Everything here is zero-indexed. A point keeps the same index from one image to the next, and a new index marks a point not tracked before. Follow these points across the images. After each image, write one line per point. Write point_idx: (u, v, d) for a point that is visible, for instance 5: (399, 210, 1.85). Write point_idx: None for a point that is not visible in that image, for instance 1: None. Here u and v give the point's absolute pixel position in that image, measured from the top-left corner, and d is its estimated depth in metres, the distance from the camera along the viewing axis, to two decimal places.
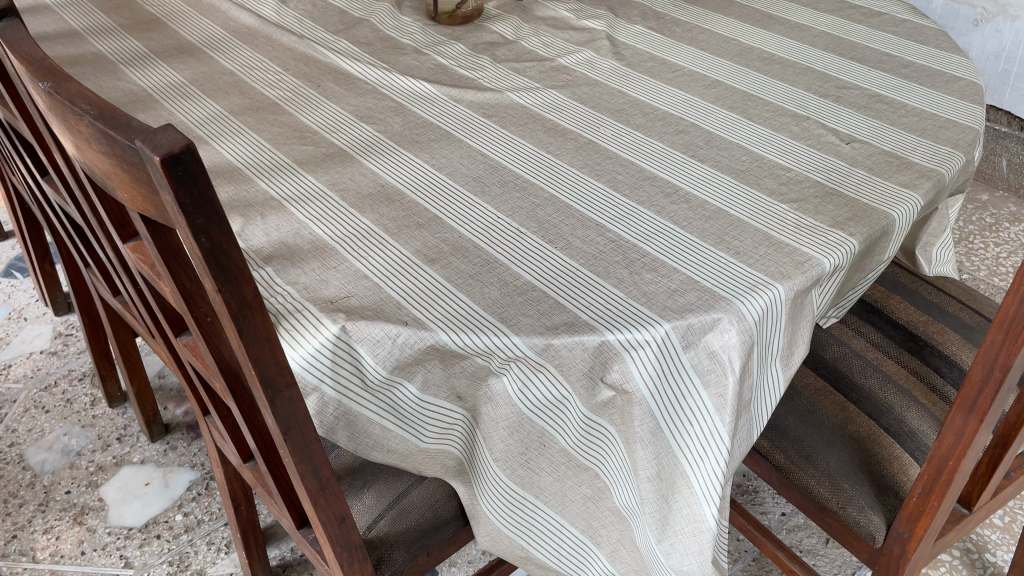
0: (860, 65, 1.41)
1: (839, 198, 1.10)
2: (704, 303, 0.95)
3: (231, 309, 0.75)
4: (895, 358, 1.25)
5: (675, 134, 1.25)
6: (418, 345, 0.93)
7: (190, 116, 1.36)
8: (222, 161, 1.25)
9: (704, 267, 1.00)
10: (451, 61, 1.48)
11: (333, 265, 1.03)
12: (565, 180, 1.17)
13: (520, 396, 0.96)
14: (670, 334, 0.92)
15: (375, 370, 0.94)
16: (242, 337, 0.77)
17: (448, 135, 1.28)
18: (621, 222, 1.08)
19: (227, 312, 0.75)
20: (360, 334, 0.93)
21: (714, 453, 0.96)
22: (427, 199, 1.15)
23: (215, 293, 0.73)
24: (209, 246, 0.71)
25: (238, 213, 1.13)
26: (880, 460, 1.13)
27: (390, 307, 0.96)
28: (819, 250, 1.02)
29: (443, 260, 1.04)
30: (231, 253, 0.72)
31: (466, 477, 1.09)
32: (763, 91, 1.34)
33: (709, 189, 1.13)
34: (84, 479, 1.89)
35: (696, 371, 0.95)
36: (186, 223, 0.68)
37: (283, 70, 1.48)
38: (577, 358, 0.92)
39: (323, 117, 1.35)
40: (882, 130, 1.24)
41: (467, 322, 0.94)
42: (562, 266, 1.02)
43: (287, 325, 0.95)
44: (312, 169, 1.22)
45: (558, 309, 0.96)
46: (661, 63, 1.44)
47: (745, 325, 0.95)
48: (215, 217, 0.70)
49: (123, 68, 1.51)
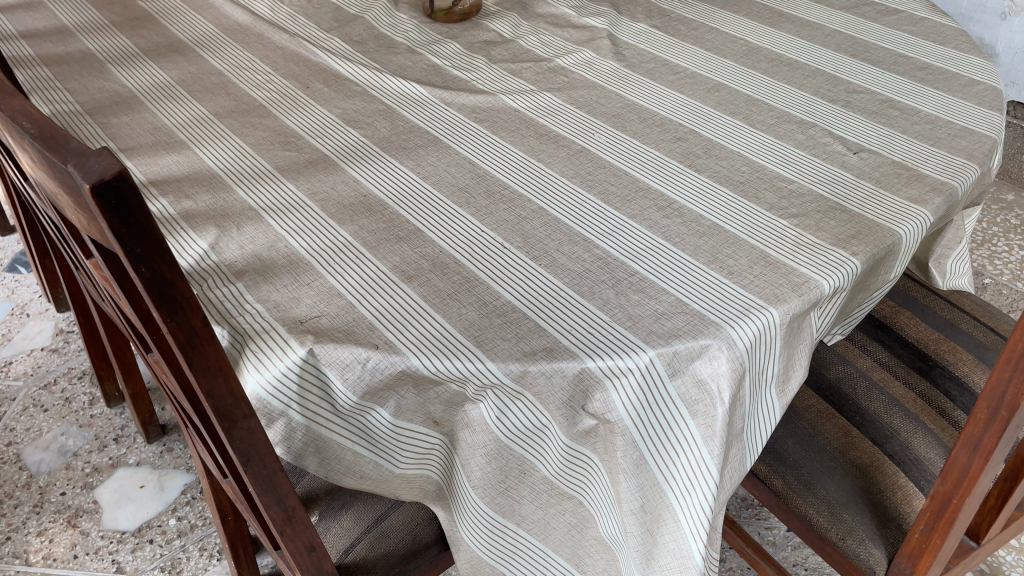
0: (873, 67, 1.34)
1: (843, 213, 1.04)
2: (692, 328, 0.90)
3: (179, 340, 0.71)
4: (903, 379, 1.19)
5: (674, 141, 1.19)
6: (389, 370, 0.89)
7: (174, 118, 1.32)
8: (202, 167, 1.21)
9: (695, 288, 0.95)
10: (445, 61, 1.43)
11: (307, 281, 0.99)
12: (555, 190, 1.11)
13: (498, 423, 0.92)
14: (655, 361, 0.87)
15: (345, 395, 0.90)
16: (192, 368, 0.73)
17: (436, 141, 1.23)
18: (611, 237, 1.03)
19: (174, 342, 0.71)
20: (328, 358, 0.88)
21: (702, 487, 0.90)
22: (409, 210, 1.10)
23: (161, 323, 0.70)
24: (151, 276, 0.66)
25: (213, 224, 1.09)
26: (883, 490, 1.07)
27: (362, 328, 0.92)
28: (818, 271, 0.96)
29: (421, 276, 0.99)
30: (176, 283, 0.68)
31: (446, 502, 1.05)
32: (769, 95, 1.28)
33: (706, 202, 1.07)
34: (80, 480, 1.87)
35: (683, 400, 0.89)
36: (124, 253, 0.64)
37: (273, 70, 1.44)
38: (556, 386, 0.87)
39: (309, 120, 1.30)
40: (893, 139, 1.17)
41: (441, 346, 0.89)
42: (545, 286, 0.97)
43: (254, 346, 0.91)
44: (293, 177, 1.17)
45: (537, 332, 0.91)
46: (663, 65, 1.37)
47: (736, 353, 0.89)
48: (157, 246, 0.65)
49: (110, 67, 1.48)
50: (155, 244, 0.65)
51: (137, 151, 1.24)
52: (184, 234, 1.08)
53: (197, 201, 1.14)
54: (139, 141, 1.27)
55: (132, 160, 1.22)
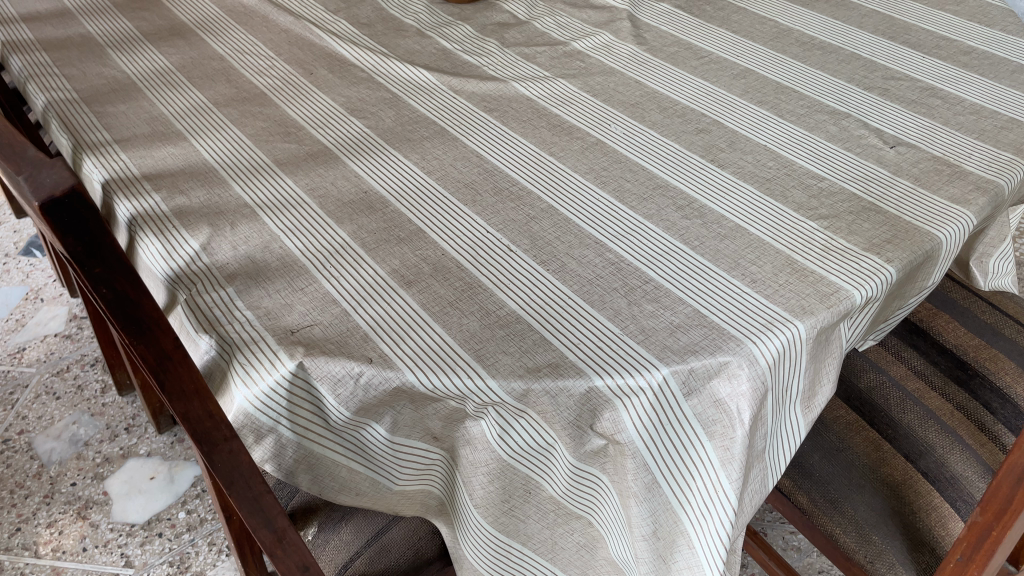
0: (913, 51, 1.24)
1: (877, 214, 0.96)
2: (709, 343, 0.83)
3: (149, 361, 0.77)
4: (939, 390, 1.11)
5: (695, 133, 1.12)
6: (383, 386, 0.83)
7: (172, 107, 1.27)
8: (198, 160, 1.15)
9: (713, 297, 0.88)
10: (455, 45, 1.36)
11: (301, 287, 0.94)
12: (566, 187, 1.04)
13: (500, 443, 0.86)
14: (668, 380, 0.81)
15: (337, 411, 0.84)
16: (168, 389, 0.80)
17: (443, 132, 1.16)
18: (625, 239, 0.96)
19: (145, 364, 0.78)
20: (318, 372, 0.83)
21: (719, 513, 0.84)
22: (411, 209, 1.04)
23: (130, 345, 0.76)
24: (113, 295, 0.72)
25: (206, 222, 1.04)
26: (915, 511, 1.00)
27: (356, 340, 0.86)
28: (848, 281, 0.89)
29: (421, 282, 0.93)
30: (139, 301, 0.74)
31: (449, 518, 1.00)
32: (800, 83, 1.19)
33: (728, 201, 1.00)
34: (90, 471, 1.85)
35: (699, 421, 0.83)
36: (84, 274, 0.70)
37: (276, 55, 1.38)
38: (562, 405, 0.81)
39: (311, 109, 1.24)
40: (934, 131, 1.08)
41: (439, 361, 0.83)
42: (552, 294, 0.90)
43: (242, 358, 0.85)
44: (292, 171, 1.12)
45: (543, 346, 0.84)
46: (687, 49, 1.29)
47: (758, 370, 0.82)
48: (115, 265, 0.71)
49: (109, 52, 1.42)
50: (112, 263, 0.71)
51: (133, 143, 1.19)
52: (176, 233, 1.02)
53: (192, 197, 1.08)
54: (135, 131, 1.22)
55: (126, 152, 1.17)
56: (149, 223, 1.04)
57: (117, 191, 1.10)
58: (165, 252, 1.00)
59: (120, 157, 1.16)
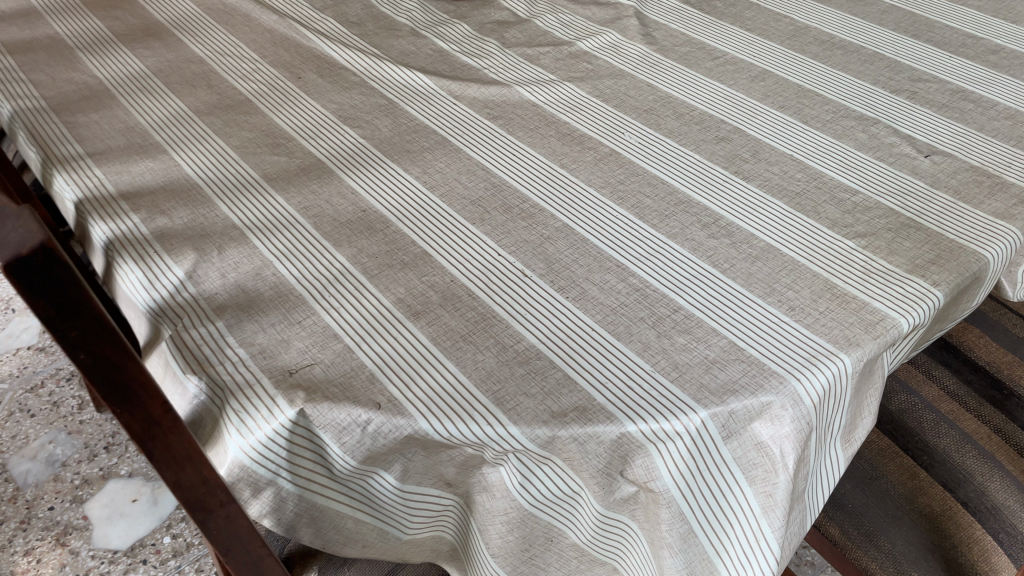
0: (938, 50, 1.18)
1: (918, 231, 0.90)
2: (749, 381, 0.76)
3: (135, 428, 0.68)
4: (974, 411, 1.05)
5: (716, 142, 1.04)
6: (393, 434, 0.75)
7: (149, 116, 1.18)
8: (180, 176, 1.07)
9: (749, 328, 0.81)
10: (452, 45, 1.28)
11: (298, 320, 0.86)
12: (581, 203, 0.97)
13: (521, 491, 0.79)
14: (708, 424, 0.74)
15: (342, 461, 0.77)
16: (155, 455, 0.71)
17: (444, 143, 1.09)
18: (648, 262, 0.89)
19: (129, 431, 0.68)
20: (322, 421, 0.75)
21: (760, 563, 0.77)
22: (414, 229, 0.96)
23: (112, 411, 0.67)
24: (92, 359, 0.62)
25: (191, 246, 0.95)
26: (957, 545, 0.94)
27: (362, 381, 0.79)
28: (893, 307, 0.82)
29: (429, 313, 0.85)
30: (124, 365, 0.64)
31: (462, 563, 0.93)
32: (822, 85, 1.12)
33: (756, 218, 0.93)
34: (69, 494, 1.76)
35: (739, 465, 0.76)
36: (57, 337, 0.59)
37: (260, 57, 1.29)
38: (591, 453, 0.74)
39: (301, 118, 1.15)
40: (969, 138, 1.02)
41: (454, 405, 0.76)
42: (573, 325, 0.83)
43: (235, 404, 0.77)
44: (282, 187, 1.03)
45: (567, 386, 0.77)
46: (699, 49, 1.22)
47: (802, 410, 0.76)
48: (95, 327, 0.60)
49: (80, 55, 1.32)
50: (91, 326, 0.60)
51: (107, 157, 1.10)
52: (159, 260, 0.94)
53: (174, 218, 1.00)
54: (110, 144, 1.13)
55: (101, 167, 1.08)
56: (128, 249, 0.96)
57: (92, 211, 1.01)
58: (146, 282, 0.92)
59: (94, 173, 1.07)
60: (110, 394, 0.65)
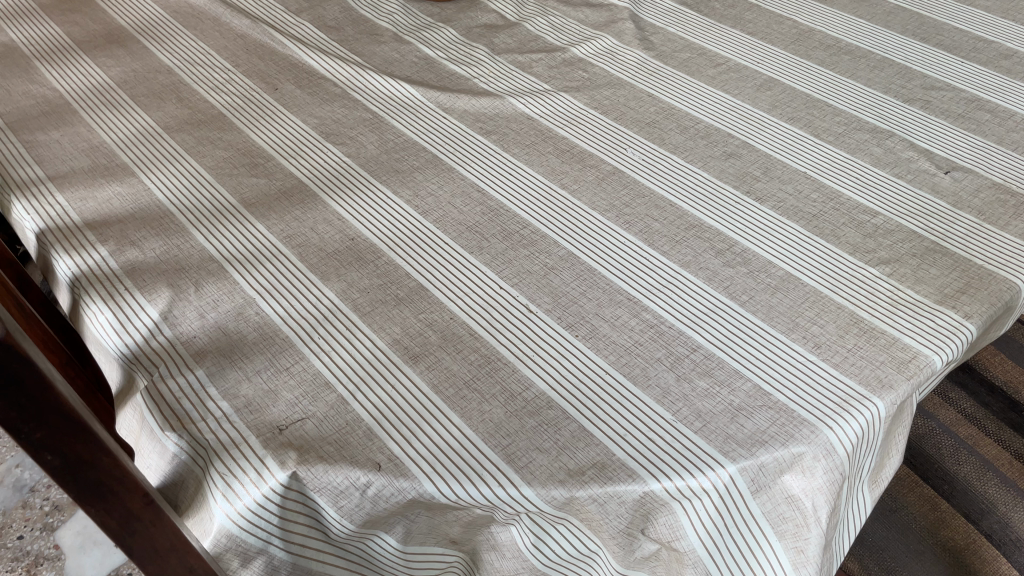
0: (948, 54, 1.13)
1: (943, 257, 0.85)
2: (778, 430, 0.71)
3: (110, 521, 0.67)
4: None
5: (724, 158, 0.99)
6: (395, 497, 0.69)
7: (115, 134, 1.10)
8: (150, 202, 0.99)
9: (774, 369, 0.75)
10: (439, 52, 1.20)
11: (285, 366, 0.79)
12: (586, 229, 0.91)
13: (533, 551, 0.74)
14: (736, 480, 0.68)
15: (339, 524, 0.71)
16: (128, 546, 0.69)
17: (436, 161, 1.02)
18: (661, 294, 0.83)
19: (104, 524, 0.67)
20: (316, 484, 0.69)
21: None
22: (407, 260, 0.89)
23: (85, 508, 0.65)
24: (64, 458, 0.59)
25: (166, 283, 0.88)
26: None
27: (359, 437, 0.72)
28: (925, 342, 0.77)
29: (428, 356, 0.79)
30: (98, 460, 0.62)
31: None
32: (832, 95, 1.07)
33: (772, 244, 0.88)
34: (39, 521, 1.68)
35: (769, 520, 0.71)
36: (23, 441, 0.56)
37: (233, 65, 1.21)
38: (612, 513, 0.69)
39: (280, 134, 1.08)
40: (989, 152, 0.97)
41: (461, 464, 0.70)
42: (586, 368, 0.77)
43: (220, 466, 0.71)
44: (263, 213, 0.96)
45: (583, 439, 0.71)
46: (700, 55, 1.16)
47: (835, 461, 0.70)
48: (67, 426, 0.58)
49: (37, 64, 1.23)
50: (60, 426, 0.57)
51: (71, 180, 1.02)
52: (130, 298, 0.87)
53: (146, 250, 0.92)
54: (72, 165, 1.04)
55: (63, 193, 1.00)
56: (96, 286, 0.88)
57: (55, 243, 0.94)
58: (117, 323, 0.84)
59: (57, 200, 0.99)
60: (83, 494, 0.63)
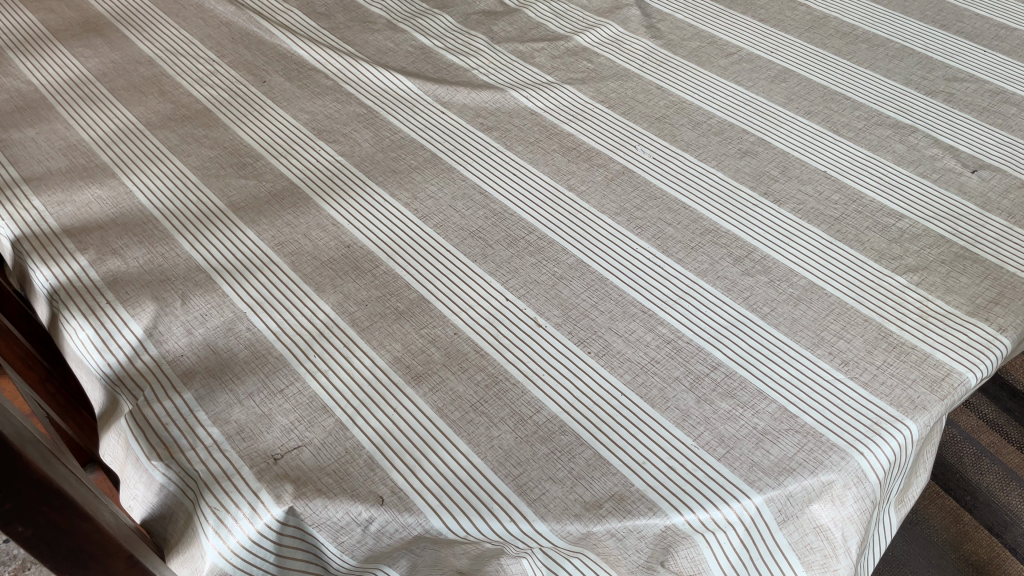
0: (970, 42, 1.08)
1: (974, 264, 0.80)
2: (806, 457, 0.66)
3: None
4: None
5: (739, 156, 0.94)
6: (400, 533, 0.65)
7: (94, 131, 1.04)
8: (133, 206, 0.93)
9: (800, 389, 0.71)
10: (435, 41, 1.15)
11: (280, 388, 0.74)
12: (595, 235, 0.86)
13: None
14: (763, 511, 0.64)
15: (340, 560, 0.66)
16: None
17: (434, 160, 0.97)
18: (678, 306, 0.79)
19: None
20: (315, 519, 0.64)
21: None
22: (407, 269, 0.84)
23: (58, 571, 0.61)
24: (35, 530, 0.56)
25: (150, 296, 0.83)
26: None
27: (359, 467, 0.68)
28: (957, 358, 0.73)
29: (432, 376, 0.74)
30: (74, 528, 0.59)
31: None
32: (850, 87, 1.02)
33: (793, 251, 0.83)
34: None
35: (796, 551, 0.67)
36: None
37: (218, 56, 1.15)
38: (630, 547, 0.65)
39: (269, 131, 1.02)
40: (1017, 149, 0.92)
41: (470, 497, 0.65)
42: (600, 389, 0.72)
43: (211, 500, 0.66)
44: (252, 219, 0.91)
45: (599, 467, 0.67)
46: (709, 44, 1.10)
47: (866, 488, 0.67)
48: (42, 498, 0.54)
49: (10, 55, 1.17)
50: (32, 499, 0.54)
51: (47, 182, 0.96)
52: (112, 313, 0.82)
53: (128, 259, 0.87)
54: (49, 166, 0.99)
55: (40, 196, 0.94)
56: (76, 299, 0.83)
57: (32, 251, 0.88)
58: (98, 340, 0.79)
59: (33, 204, 0.93)
60: (58, 558, 0.60)
